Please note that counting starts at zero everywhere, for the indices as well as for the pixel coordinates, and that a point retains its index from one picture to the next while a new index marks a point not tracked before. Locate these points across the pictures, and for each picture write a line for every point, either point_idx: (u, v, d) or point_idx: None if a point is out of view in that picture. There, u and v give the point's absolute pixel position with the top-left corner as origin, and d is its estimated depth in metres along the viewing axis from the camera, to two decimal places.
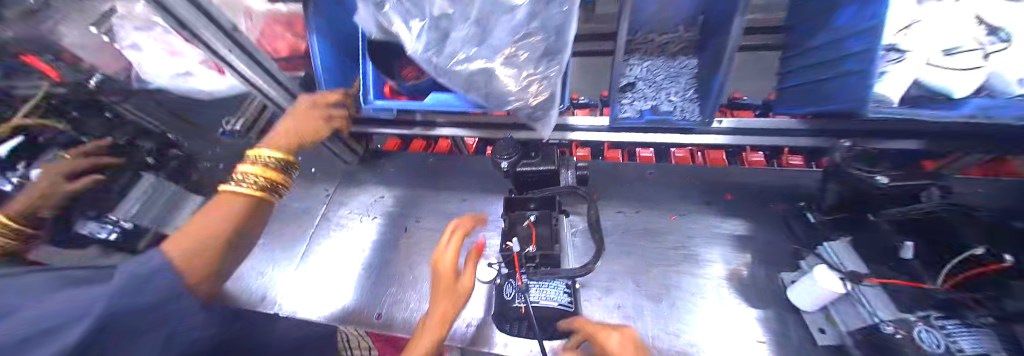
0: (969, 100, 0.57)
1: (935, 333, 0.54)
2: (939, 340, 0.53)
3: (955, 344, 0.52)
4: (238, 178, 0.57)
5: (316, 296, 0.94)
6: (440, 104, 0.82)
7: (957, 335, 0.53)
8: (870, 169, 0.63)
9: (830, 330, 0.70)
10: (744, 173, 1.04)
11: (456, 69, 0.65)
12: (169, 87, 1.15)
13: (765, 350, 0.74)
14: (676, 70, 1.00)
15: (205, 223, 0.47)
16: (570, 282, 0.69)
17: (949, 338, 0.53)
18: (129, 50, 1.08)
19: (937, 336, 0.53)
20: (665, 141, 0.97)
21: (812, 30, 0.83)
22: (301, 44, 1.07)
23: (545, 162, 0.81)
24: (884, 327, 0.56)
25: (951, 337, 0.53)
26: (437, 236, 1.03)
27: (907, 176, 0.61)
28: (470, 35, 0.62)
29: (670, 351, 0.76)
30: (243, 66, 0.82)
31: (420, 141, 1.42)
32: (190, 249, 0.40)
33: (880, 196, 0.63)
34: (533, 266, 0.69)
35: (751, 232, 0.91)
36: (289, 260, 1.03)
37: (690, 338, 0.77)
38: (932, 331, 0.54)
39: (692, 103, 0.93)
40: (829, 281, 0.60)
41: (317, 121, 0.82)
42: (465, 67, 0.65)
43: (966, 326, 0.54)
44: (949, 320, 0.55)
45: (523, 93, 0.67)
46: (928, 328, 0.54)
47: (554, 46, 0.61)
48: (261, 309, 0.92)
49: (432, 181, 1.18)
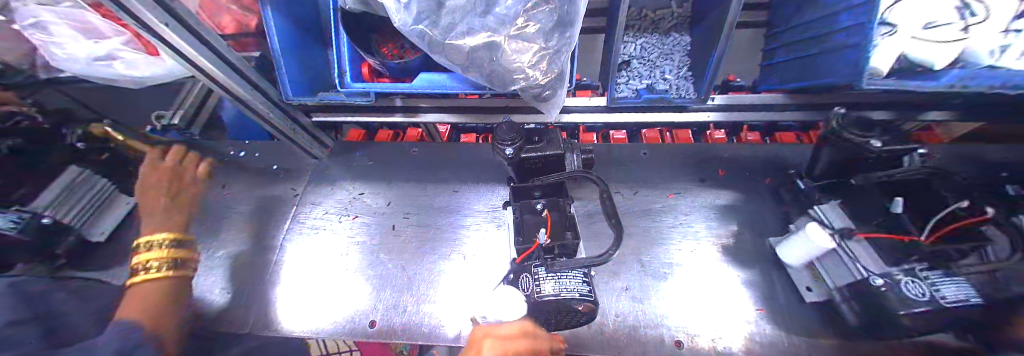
0: (949, 71, 0.71)
1: (920, 283, 0.57)
2: (924, 289, 0.56)
3: (939, 291, 0.56)
4: (143, 267, 0.62)
5: (290, 305, 0.83)
6: (434, 85, 0.74)
7: (940, 284, 0.57)
8: (864, 134, 0.68)
9: (816, 288, 0.73)
10: (730, 150, 1.07)
11: (455, 43, 0.59)
12: (87, 74, 0.93)
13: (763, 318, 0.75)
14: (668, 49, 1.00)
15: (138, 298, 0.57)
16: (587, 271, 0.66)
17: (933, 288, 0.56)
18: (30, 31, 0.86)
19: (922, 286, 0.57)
20: (660, 119, 0.96)
21: (805, 6, 0.89)
22: (250, 19, 0.94)
23: (551, 146, 0.76)
24: (874, 279, 0.58)
25: (935, 286, 0.57)
26: (429, 232, 0.96)
27: (892, 142, 0.67)
28: (472, 5, 0.56)
29: (679, 330, 0.74)
30: (188, 46, 0.68)
31: (387, 131, 1.27)
32: (144, 310, 0.55)
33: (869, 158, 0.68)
34: (551, 258, 0.68)
35: (743, 206, 0.95)
36: (253, 269, 0.90)
37: (697, 314, 0.77)
38: (918, 282, 0.57)
39: (687, 81, 0.93)
40: (820, 238, 0.64)
41: (170, 172, 0.84)
42: (466, 42, 0.59)
43: (947, 277, 0.58)
44: (931, 271, 0.59)
45: (534, 70, 0.63)
46: (914, 279, 0.58)
47: (567, 16, 0.58)
48: (219, 326, 0.80)
49: (419, 173, 1.09)
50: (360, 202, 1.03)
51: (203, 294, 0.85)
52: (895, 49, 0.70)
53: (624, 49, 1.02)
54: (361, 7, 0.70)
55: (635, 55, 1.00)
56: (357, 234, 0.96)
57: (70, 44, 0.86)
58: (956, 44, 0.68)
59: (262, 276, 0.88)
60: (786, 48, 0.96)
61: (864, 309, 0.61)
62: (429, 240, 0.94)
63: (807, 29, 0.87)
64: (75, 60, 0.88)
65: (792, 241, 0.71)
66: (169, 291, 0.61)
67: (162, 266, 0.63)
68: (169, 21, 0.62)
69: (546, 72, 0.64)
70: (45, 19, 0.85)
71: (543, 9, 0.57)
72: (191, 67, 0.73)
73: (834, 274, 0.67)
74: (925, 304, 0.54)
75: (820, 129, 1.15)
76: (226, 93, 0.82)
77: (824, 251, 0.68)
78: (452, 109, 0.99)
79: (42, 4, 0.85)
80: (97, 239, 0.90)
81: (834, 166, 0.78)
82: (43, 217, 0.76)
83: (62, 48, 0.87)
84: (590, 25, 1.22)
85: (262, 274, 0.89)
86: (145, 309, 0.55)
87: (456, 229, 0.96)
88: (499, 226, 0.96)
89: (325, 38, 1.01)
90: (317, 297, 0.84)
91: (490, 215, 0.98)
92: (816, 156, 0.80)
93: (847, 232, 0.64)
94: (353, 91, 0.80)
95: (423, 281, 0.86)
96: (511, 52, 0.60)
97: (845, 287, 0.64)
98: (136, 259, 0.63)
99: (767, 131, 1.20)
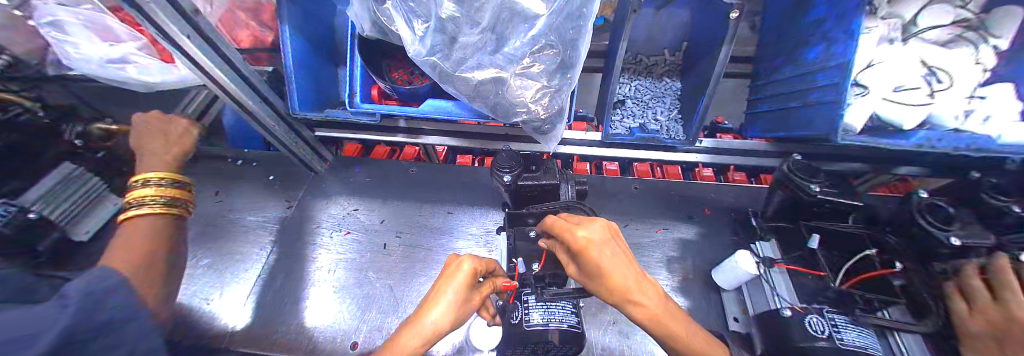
0: (917, 133, 0.77)
1: (824, 322, 0.59)
2: (826, 327, 0.58)
3: (838, 333, 0.57)
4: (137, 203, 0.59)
5: (273, 321, 0.81)
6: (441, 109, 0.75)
7: (841, 328, 0.58)
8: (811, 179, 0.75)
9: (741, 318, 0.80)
10: (716, 190, 1.10)
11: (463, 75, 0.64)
12: (97, 74, 0.95)
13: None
14: (660, 92, 1.07)
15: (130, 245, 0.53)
16: (575, 302, 0.67)
17: (834, 329, 0.58)
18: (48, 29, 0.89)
19: (826, 325, 0.58)
20: (651, 156, 1.00)
21: (784, 64, 0.97)
22: (267, 35, 0.98)
23: (547, 176, 0.79)
24: (783, 309, 0.63)
25: (837, 328, 0.58)
26: (421, 253, 0.95)
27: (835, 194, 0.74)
28: (483, 42, 0.61)
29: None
30: (207, 58, 0.71)
31: (385, 148, 1.28)
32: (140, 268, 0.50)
33: (821, 204, 0.75)
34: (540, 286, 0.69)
35: (728, 245, 0.98)
36: (239, 280, 0.88)
37: None
38: (821, 319, 0.59)
39: (676, 123, 0.99)
40: (747, 264, 0.74)
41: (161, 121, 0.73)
42: (474, 75, 0.64)
43: (853, 326, 0.59)
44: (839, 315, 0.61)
45: (535, 105, 0.67)
46: (818, 317, 0.60)
47: (568, 60, 0.62)
48: (201, 339, 0.78)
49: (415, 193, 1.10)
50: (353, 218, 1.02)
51: (185, 301, 0.84)
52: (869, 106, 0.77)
53: (620, 89, 1.09)
54: (378, 35, 0.74)
55: (630, 95, 1.06)
56: (347, 250, 0.95)
57: (85, 45, 0.88)
58: (919, 109, 0.75)
59: (248, 288, 0.87)
60: (768, 100, 1.03)
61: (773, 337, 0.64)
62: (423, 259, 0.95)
63: (786, 85, 0.95)
64: (88, 60, 0.90)
65: (720, 265, 0.81)
66: (162, 227, 0.59)
67: (156, 203, 0.60)
68: (194, 34, 0.66)
69: (547, 107, 0.68)
70: (62, 18, 0.87)
71: (547, 52, 0.62)
72: (202, 75, 0.75)
73: (755, 302, 0.76)
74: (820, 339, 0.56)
75: None
76: (233, 103, 0.83)
77: (748, 278, 0.77)
78: (453, 133, 1.02)
79: (64, 5, 0.88)
80: (80, 239, 0.88)
81: (784, 209, 0.84)
82: (30, 213, 0.74)
83: (76, 48, 0.89)
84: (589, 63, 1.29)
85: (249, 285, 0.87)
86: (129, 253, 0.51)
87: (447, 252, 0.96)
88: (491, 252, 0.96)
89: (336, 58, 1.06)
90: (302, 314, 0.82)
91: (483, 239, 0.99)
92: (770, 197, 0.87)
93: (769, 262, 0.75)
94: (360, 111, 0.83)
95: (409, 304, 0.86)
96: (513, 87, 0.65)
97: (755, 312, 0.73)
98: (128, 197, 0.60)
99: (751, 173, 1.26)
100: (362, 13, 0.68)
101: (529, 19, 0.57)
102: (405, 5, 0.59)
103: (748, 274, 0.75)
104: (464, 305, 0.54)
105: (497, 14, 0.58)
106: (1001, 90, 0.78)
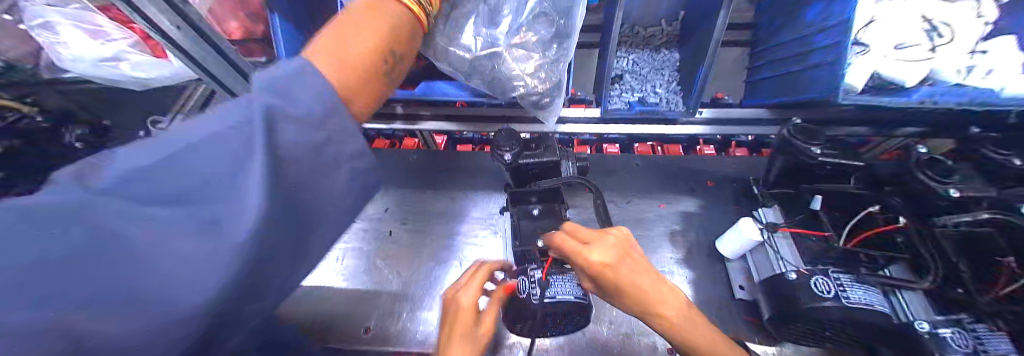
0: (919, 88, 0.87)
1: (829, 282, 0.66)
2: (832, 287, 0.65)
3: (844, 291, 0.64)
4: None
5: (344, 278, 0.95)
6: (160, 69, 1.05)
7: (846, 285, 0.65)
8: (812, 142, 0.79)
9: (747, 286, 0.85)
10: (718, 162, 1.11)
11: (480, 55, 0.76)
12: (96, 74, 1.03)
13: (732, 304, 0.84)
14: (659, 64, 1.11)
15: (345, 35, 0.48)
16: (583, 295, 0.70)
17: (840, 288, 0.64)
18: (45, 34, 0.95)
19: (832, 284, 0.65)
20: (652, 131, 1.04)
21: (781, 27, 1.05)
22: (257, 28, 1.08)
23: (547, 153, 0.88)
24: (788, 273, 0.70)
25: (844, 288, 0.65)
26: (452, 242, 1.02)
27: (844, 156, 0.80)
28: (483, 18, 0.74)
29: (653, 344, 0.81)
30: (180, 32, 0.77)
31: (382, 140, 1.35)
32: None
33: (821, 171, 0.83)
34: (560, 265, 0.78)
35: (706, 209, 1.01)
36: (346, 256, 1.00)
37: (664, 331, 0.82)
38: (826, 279, 0.66)
39: (676, 95, 1.04)
40: (750, 230, 0.80)
41: None
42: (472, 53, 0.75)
43: (858, 283, 0.66)
44: (842, 274, 0.68)
45: (532, 78, 0.79)
46: (824, 278, 0.66)
47: (563, 30, 0.79)
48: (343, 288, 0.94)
49: (442, 177, 1.17)
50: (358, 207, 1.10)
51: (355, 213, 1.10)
52: (847, 76, 0.89)
53: (619, 63, 1.12)
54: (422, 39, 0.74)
55: (628, 69, 1.10)
56: (353, 239, 1.03)
57: (75, 45, 0.95)
58: (920, 67, 0.86)
59: (373, 243, 1.03)
60: (771, 65, 1.09)
61: (780, 299, 0.70)
62: (300, 87, 0.40)
63: (786, 50, 1.01)
64: (80, 60, 0.97)
65: (725, 235, 0.85)
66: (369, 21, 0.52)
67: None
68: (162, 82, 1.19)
69: (544, 80, 0.80)
70: (52, 18, 0.93)
71: (542, 22, 0.78)
72: (196, 69, 0.86)
73: (761, 269, 0.81)
74: (828, 299, 0.63)
75: (770, 148, 1.19)
76: (211, 82, 0.91)
77: (753, 245, 0.83)
78: (450, 117, 1.06)
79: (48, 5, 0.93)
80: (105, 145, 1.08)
81: (787, 171, 0.88)
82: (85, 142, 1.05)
83: (67, 47, 0.95)
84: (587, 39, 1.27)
85: (372, 251, 1.01)
86: (361, 58, 0.47)
87: (456, 237, 1.03)
88: (495, 233, 1.03)
89: None
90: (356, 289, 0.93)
91: (487, 222, 1.06)
92: (772, 165, 0.92)
93: (773, 228, 0.81)
94: None
95: (218, 262, 0.32)
96: (513, 59, 0.77)
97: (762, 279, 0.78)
98: None
99: (750, 146, 1.22)
100: None
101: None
102: None
103: (752, 240, 0.80)
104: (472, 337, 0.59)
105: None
106: (1003, 42, 0.88)
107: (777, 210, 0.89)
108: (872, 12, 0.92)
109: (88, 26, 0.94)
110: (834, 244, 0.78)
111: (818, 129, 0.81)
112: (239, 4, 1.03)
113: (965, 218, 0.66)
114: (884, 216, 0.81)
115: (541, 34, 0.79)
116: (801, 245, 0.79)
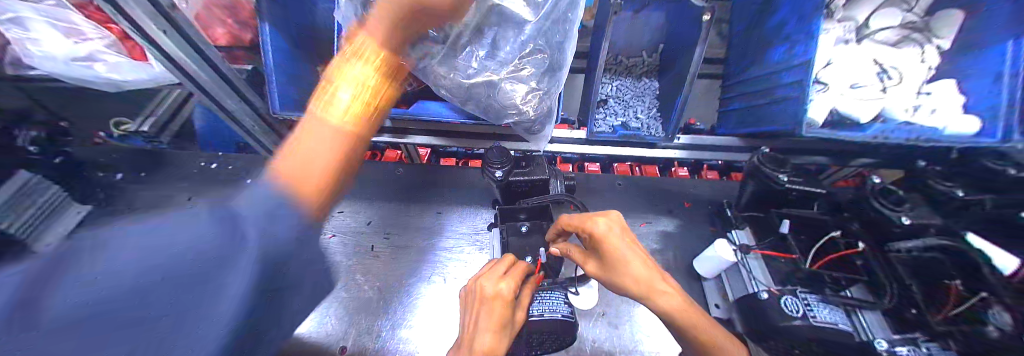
0: (872, 124, 0.96)
1: (798, 302, 0.70)
2: (800, 307, 0.69)
3: (811, 311, 0.68)
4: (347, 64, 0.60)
5: (320, 296, 0.91)
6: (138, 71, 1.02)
7: (813, 304, 0.70)
8: (778, 169, 0.86)
9: (722, 305, 0.87)
10: (695, 185, 1.17)
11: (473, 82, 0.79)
12: (64, 72, 0.99)
13: None
14: (641, 91, 1.18)
15: (304, 135, 0.53)
16: (569, 314, 0.71)
17: (807, 307, 0.69)
18: (9, 27, 0.92)
19: (800, 304, 0.69)
20: (633, 153, 1.09)
21: (750, 64, 1.14)
22: (245, 35, 1.07)
23: (536, 172, 0.90)
24: (761, 292, 0.73)
25: (811, 308, 0.69)
26: (436, 260, 1.00)
27: (810, 184, 0.87)
28: (482, 52, 0.77)
29: None
30: (165, 36, 0.76)
31: (366, 151, 1.34)
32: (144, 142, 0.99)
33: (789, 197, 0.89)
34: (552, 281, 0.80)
35: (683, 229, 1.06)
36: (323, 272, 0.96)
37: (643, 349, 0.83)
38: (795, 299, 0.70)
39: (655, 120, 1.10)
40: (725, 251, 0.83)
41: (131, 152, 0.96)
42: (468, 81, 0.79)
43: (823, 303, 0.71)
44: (810, 295, 0.72)
45: (525, 107, 0.82)
46: (793, 298, 0.70)
47: (556, 63, 0.80)
48: (317, 305, 0.90)
49: (429, 190, 1.17)
50: (341, 220, 1.07)
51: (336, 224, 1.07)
52: (811, 111, 0.97)
53: (603, 88, 1.18)
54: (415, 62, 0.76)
55: (612, 95, 1.16)
56: (331, 253, 1.00)
57: (47, 43, 0.92)
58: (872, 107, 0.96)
59: (354, 258, 1.00)
60: (741, 97, 1.18)
61: (753, 319, 0.73)
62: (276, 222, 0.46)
63: (755, 84, 1.10)
64: (51, 58, 0.95)
65: (701, 255, 0.89)
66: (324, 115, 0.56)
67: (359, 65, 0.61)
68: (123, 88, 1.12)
69: (537, 108, 0.84)
70: (21, 13, 0.89)
71: (536, 56, 0.79)
72: (180, 75, 0.86)
73: (734, 287, 0.87)
74: (796, 318, 0.67)
75: (741, 172, 1.27)
76: (191, 84, 0.90)
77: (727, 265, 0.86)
78: (438, 132, 1.07)
79: (21, 0, 0.90)
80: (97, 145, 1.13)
81: (757, 196, 0.94)
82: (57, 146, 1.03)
83: (36, 45, 0.93)
84: (575, 64, 1.33)
85: (351, 268, 0.97)
86: (302, 156, 0.51)
87: (439, 253, 1.01)
88: (481, 250, 1.03)
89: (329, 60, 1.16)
90: (332, 309, 0.89)
91: (472, 238, 1.06)
92: (744, 189, 0.97)
93: (746, 249, 0.88)
94: None
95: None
96: (508, 90, 0.80)
97: (736, 297, 0.82)
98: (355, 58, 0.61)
99: (723, 169, 1.29)
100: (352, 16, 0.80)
101: (520, 26, 0.74)
102: None
103: (726, 260, 0.84)
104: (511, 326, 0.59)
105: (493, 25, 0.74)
106: (943, 85, 0.98)
107: (748, 232, 0.97)
108: (828, 55, 1.03)
109: (63, 24, 0.92)
110: (800, 265, 0.80)
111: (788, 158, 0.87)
112: (227, 11, 1.02)
113: (915, 243, 0.74)
114: (844, 241, 0.83)
115: (535, 64, 0.80)
116: (771, 266, 0.84)
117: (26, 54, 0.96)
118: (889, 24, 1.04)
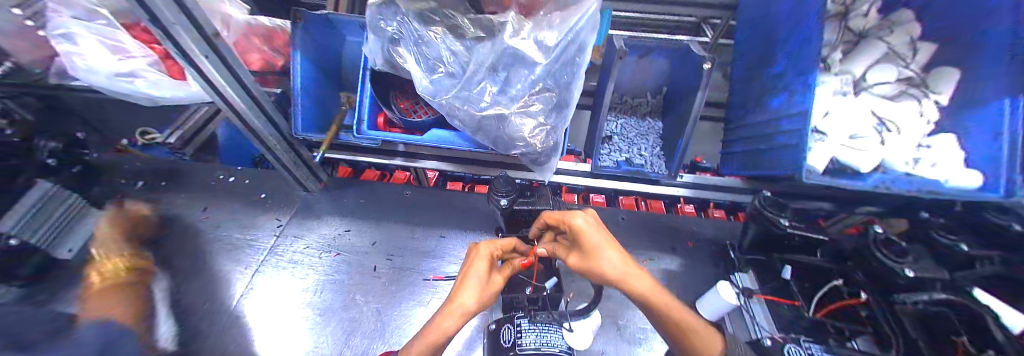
0: (873, 173, 0.98)
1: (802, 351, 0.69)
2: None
3: None
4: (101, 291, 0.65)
5: (314, 317, 0.92)
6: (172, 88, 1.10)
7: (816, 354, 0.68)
8: (780, 213, 0.86)
9: None
10: (699, 224, 1.17)
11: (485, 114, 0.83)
12: (105, 86, 1.07)
13: None
14: (645, 130, 1.22)
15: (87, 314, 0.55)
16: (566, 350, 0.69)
17: None
18: (61, 42, 1.01)
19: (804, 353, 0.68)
20: (636, 189, 1.12)
21: (751, 109, 1.19)
22: (276, 60, 1.16)
23: (541, 202, 0.92)
24: (764, 338, 0.72)
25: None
26: (435, 284, 1.00)
27: (811, 229, 0.88)
28: (493, 86, 0.82)
29: None
30: (210, 66, 0.78)
31: (375, 171, 1.37)
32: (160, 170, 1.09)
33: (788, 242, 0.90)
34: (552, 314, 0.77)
35: (687, 269, 1.05)
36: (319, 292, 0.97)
37: None
38: (799, 347, 0.69)
39: (658, 158, 1.13)
40: (728, 294, 0.82)
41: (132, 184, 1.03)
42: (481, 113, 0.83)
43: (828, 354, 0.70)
44: (814, 344, 0.71)
45: (532, 140, 0.86)
46: (796, 347, 0.69)
47: (563, 101, 0.85)
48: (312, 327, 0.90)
49: (434, 214, 1.19)
50: (344, 239, 1.09)
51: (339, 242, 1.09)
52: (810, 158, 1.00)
53: (608, 125, 1.23)
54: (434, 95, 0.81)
55: (616, 132, 1.21)
56: (334, 271, 1.01)
57: (94, 59, 1.01)
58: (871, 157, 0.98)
59: (351, 277, 1.00)
60: (743, 140, 1.21)
61: None
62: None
63: (756, 128, 1.14)
64: (95, 72, 1.02)
65: (704, 296, 0.88)
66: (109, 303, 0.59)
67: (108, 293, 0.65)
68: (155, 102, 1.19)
69: (543, 141, 0.87)
70: (74, 30, 1.00)
71: (546, 94, 0.84)
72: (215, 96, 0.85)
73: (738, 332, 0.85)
74: None
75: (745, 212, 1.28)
76: (225, 108, 0.88)
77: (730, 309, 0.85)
78: (448, 159, 1.12)
79: (75, 20, 1.00)
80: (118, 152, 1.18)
81: (759, 239, 0.95)
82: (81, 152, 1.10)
83: (82, 59, 1.01)
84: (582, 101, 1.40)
85: (348, 288, 0.98)
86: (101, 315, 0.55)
87: (439, 278, 1.02)
88: None
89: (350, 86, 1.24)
90: (325, 331, 0.89)
91: None
92: (746, 231, 0.98)
93: (749, 291, 0.86)
94: (366, 136, 0.97)
95: None
96: (516, 124, 0.84)
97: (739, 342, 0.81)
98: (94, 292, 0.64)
99: (727, 209, 1.30)
100: (377, 50, 0.86)
101: (531, 66, 0.79)
102: (416, 51, 0.82)
103: (729, 304, 0.83)
104: (486, 285, 0.64)
105: (507, 63, 0.80)
106: (944, 139, 1.00)
107: (752, 276, 0.97)
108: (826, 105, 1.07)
109: (111, 43, 1.01)
110: (804, 312, 0.82)
111: (789, 203, 0.89)
112: (263, 39, 1.12)
113: (922, 296, 0.71)
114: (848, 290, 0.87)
115: (543, 101, 0.84)
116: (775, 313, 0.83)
117: (72, 67, 1.04)
118: (886, 79, 1.08)
